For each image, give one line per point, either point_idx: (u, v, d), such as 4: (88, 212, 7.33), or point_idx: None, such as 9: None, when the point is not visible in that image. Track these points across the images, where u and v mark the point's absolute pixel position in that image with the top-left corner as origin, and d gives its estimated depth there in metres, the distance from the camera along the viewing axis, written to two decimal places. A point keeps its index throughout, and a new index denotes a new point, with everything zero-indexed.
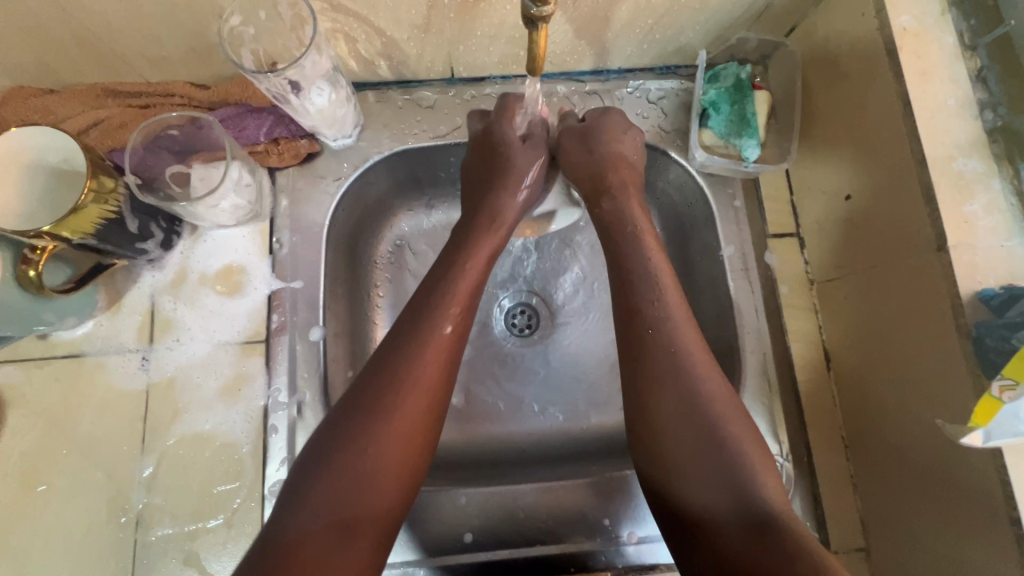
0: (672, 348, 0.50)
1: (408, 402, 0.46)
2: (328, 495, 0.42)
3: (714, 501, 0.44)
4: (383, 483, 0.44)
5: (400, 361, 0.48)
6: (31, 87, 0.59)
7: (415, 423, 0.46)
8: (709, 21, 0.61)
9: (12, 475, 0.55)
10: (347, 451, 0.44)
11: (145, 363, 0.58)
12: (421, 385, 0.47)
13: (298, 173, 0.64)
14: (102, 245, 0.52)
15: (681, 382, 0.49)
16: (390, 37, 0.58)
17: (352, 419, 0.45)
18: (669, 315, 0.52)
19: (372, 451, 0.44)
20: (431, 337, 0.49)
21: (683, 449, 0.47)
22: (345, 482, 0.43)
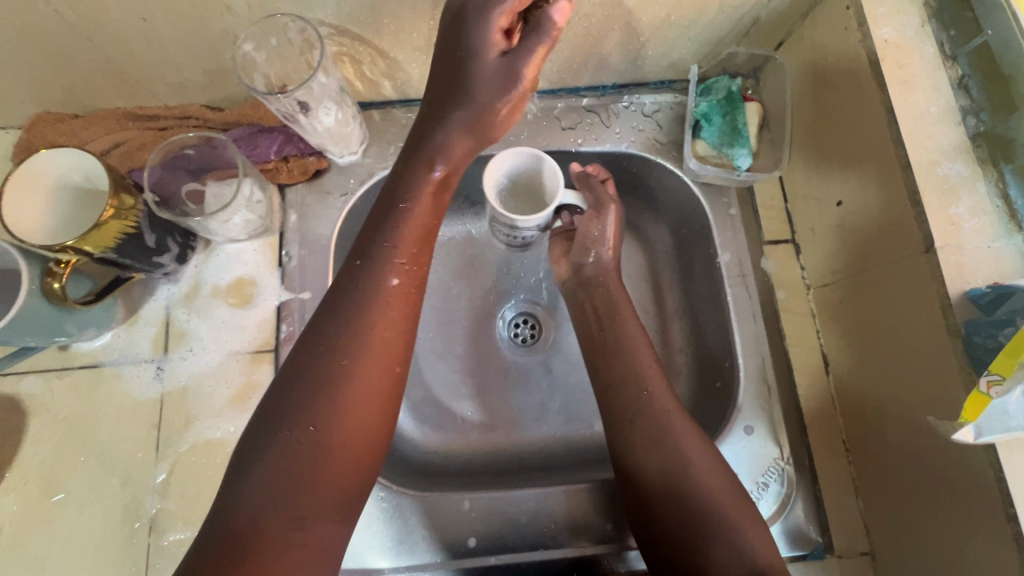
0: (645, 389, 0.56)
1: (368, 388, 0.43)
2: (259, 505, 0.39)
3: (675, 514, 0.50)
4: (330, 487, 0.41)
5: (348, 346, 0.43)
6: (56, 110, 0.63)
7: (360, 422, 0.43)
8: (699, 37, 0.63)
9: (31, 481, 0.56)
10: (287, 455, 0.40)
11: (159, 373, 0.60)
12: (361, 378, 0.43)
13: (307, 188, 0.66)
14: (121, 258, 0.54)
15: (653, 418, 0.55)
16: (394, 59, 0.61)
17: (293, 414, 0.41)
18: (633, 359, 0.59)
19: (320, 446, 0.41)
20: (371, 320, 0.44)
21: (660, 478, 0.52)
22: (293, 480, 0.40)
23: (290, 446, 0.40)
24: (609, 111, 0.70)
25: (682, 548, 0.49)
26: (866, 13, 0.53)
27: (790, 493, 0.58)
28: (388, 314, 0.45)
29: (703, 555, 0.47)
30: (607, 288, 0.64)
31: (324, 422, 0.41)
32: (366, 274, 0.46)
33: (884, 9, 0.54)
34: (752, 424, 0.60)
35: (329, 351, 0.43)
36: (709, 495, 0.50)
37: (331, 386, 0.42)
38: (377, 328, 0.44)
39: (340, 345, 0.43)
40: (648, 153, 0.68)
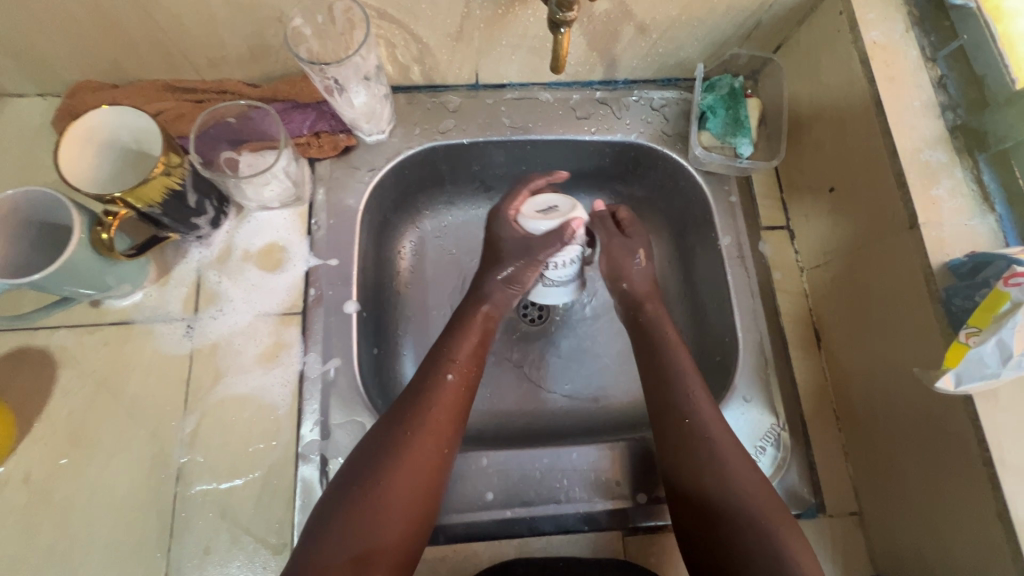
0: (688, 399, 0.58)
1: (432, 450, 0.53)
2: (346, 533, 0.48)
3: (701, 480, 0.54)
4: (400, 520, 0.50)
5: (415, 421, 0.54)
6: (97, 79, 0.66)
7: (427, 469, 0.52)
8: (706, 37, 0.69)
9: (61, 431, 0.58)
10: (368, 488, 0.50)
11: (190, 331, 0.62)
12: (431, 434, 0.54)
13: (335, 163, 0.70)
14: (164, 216, 0.57)
15: (696, 436, 0.56)
16: (426, 43, 0.65)
17: (372, 463, 0.51)
18: (682, 367, 0.61)
19: (391, 485, 0.50)
20: (438, 391, 0.56)
21: (700, 473, 0.54)
22: (366, 509, 0.49)
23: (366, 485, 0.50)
24: (620, 103, 0.75)
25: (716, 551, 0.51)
26: (858, 19, 0.60)
27: (786, 457, 0.62)
28: (450, 384, 0.57)
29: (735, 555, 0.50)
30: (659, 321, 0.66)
31: (388, 475, 0.51)
32: (439, 354, 0.60)
33: (873, 15, 0.60)
34: (751, 392, 0.65)
35: (401, 415, 0.55)
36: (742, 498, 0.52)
37: (403, 440, 0.52)
38: (441, 407, 0.55)
39: (412, 419, 0.54)
40: (655, 144, 0.74)
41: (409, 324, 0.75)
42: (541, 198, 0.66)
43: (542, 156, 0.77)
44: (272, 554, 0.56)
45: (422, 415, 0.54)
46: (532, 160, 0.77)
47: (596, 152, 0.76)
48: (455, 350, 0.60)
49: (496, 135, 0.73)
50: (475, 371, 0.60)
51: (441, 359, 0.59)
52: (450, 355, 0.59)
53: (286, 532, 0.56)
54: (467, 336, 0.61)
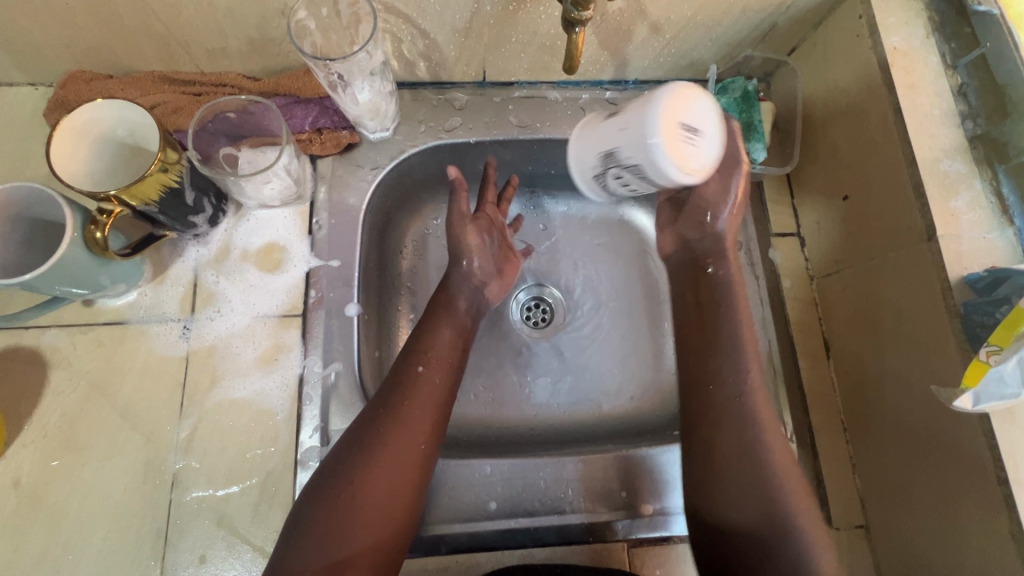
0: (737, 380, 0.56)
1: (407, 443, 0.52)
2: (320, 536, 0.47)
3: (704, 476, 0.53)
4: (377, 518, 0.49)
5: (386, 416, 0.52)
6: (91, 70, 0.63)
7: (405, 465, 0.51)
8: (721, 38, 0.67)
9: (52, 435, 0.56)
10: (342, 488, 0.49)
11: (186, 332, 0.60)
12: (403, 427, 0.52)
13: (337, 161, 0.68)
14: (160, 214, 0.55)
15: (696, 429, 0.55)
16: (434, 39, 0.63)
17: (343, 462, 0.50)
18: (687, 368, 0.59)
19: (363, 484, 0.49)
20: (409, 382, 0.55)
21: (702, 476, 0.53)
22: (338, 509, 0.48)
23: (336, 484, 0.49)
24: (630, 104, 0.73)
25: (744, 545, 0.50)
26: (878, 23, 0.58)
27: None
28: (420, 375, 0.56)
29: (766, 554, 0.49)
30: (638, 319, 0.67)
31: (359, 474, 0.49)
32: (410, 347, 0.59)
33: (894, 20, 0.59)
34: None
35: (371, 410, 0.53)
36: (779, 489, 0.50)
37: (373, 437, 0.51)
38: (413, 400, 0.54)
39: (383, 413, 0.53)
40: None
41: (411, 326, 0.74)
42: (693, 107, 0.47)
43: (549, 157, 0.75)
44: None
45: (394, 412, 0.53)
46: (538, 160, 0.76)
47: None
48: (427, 342, 0.59)
49: (503, 134, 0.71)
50: (449, 361, 0.59)
51: (412, 352, 0.58)
52: (420, 347, 0.58)
53: None
54: (442, 327, 0.61)
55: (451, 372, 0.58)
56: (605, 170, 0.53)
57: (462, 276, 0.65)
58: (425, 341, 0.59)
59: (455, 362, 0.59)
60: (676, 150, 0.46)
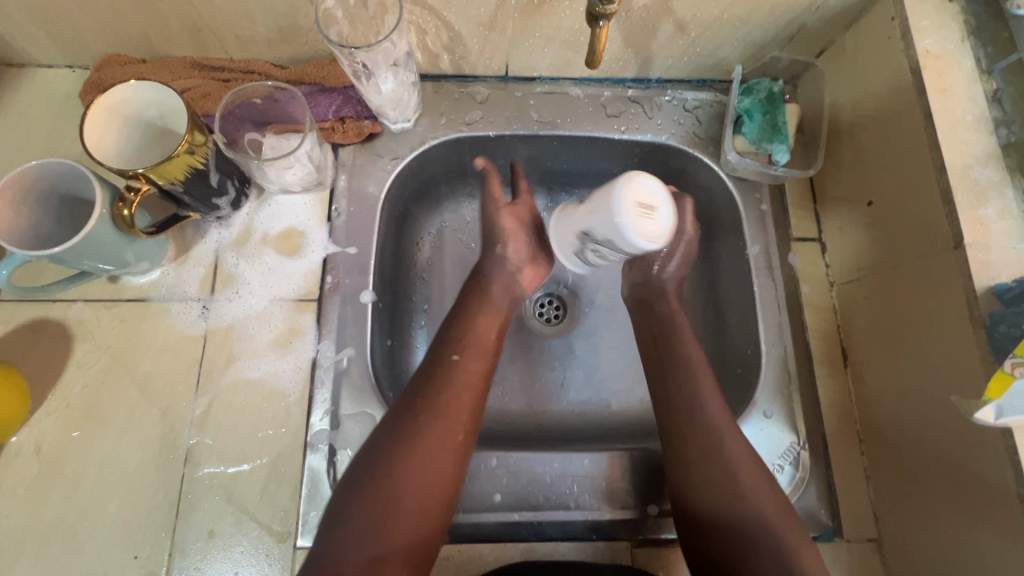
0: (705, 404, 0.57)
1: (445, 434, 0.52)
2: (360, 526, 0.48)
3: (710, 479, 0.53)
4: (417, 508, 0.49)
5: (424, 405, 0.53)
6: (125, 54, 0.65)
7: (444, 454, 0.52)
8: (747, 38, 0.66)
9: (73, 405, 0.58)
10: (380, 477, 0.50)
11: (205, 312, 0.62)
12: (440, 417, 0.53)
13: (358, 150, 0.69)
14: (184, 194, 0.57)
15: (703, 431, 0.55)
16: (457, 32, 0.64)
17: (382, 451, 0.51)
18: (692, 372, 0.60)
19: (402, 474, 0.50)
20: (446, 372, 0.56)
21: (697, 471, 0.54)
22: (378, 500, 0.49)
23: (375, 474, 0.50)
24: (652, 103, 0.73)
25: (723, 561, 0.50)
26: (911, 25, 0.57)
27: (804, 477, 0.61)
28: (455, 362, 0.57)
29: (747, 564, 0.49)
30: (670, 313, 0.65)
31: (398, 463, 0.50)
32: (446, 336, 0.59)
33: (928, 22, 0.57)
34: (771, 408, 0.63)
35: (409, 399, 0.54)
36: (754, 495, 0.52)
37: (410, 428, 0.52)
38: (450, 389, 0.55)
39: (420, 403, 0.54)
40: (686, 146, 0.72)
41: (424, 317, 0.74)
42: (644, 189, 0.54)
43: (568, 153, 0.75)
44: (276, 542, 0.55)
45: (430, 400, 0.54)
46: (557, 156, 0.76)
47: (624, 152, 0.74)
48: (463, 332, 0.59)
49: (523, 129, 0.72)
50: (484, 350, 0.59)
51: (446, 341, 0.59)
52: (456, 338, 0.59)
53: (291, 520, 0.56)
54: (480, 319, 0.61)
55: (487, 361, 0.59)
56: (585, 247, 0.63)
57: (497, 260, 0.66)
58: (460, 330, 0.60)
59: (490, 350, 0.60)
60: (639, 222, 0.53)
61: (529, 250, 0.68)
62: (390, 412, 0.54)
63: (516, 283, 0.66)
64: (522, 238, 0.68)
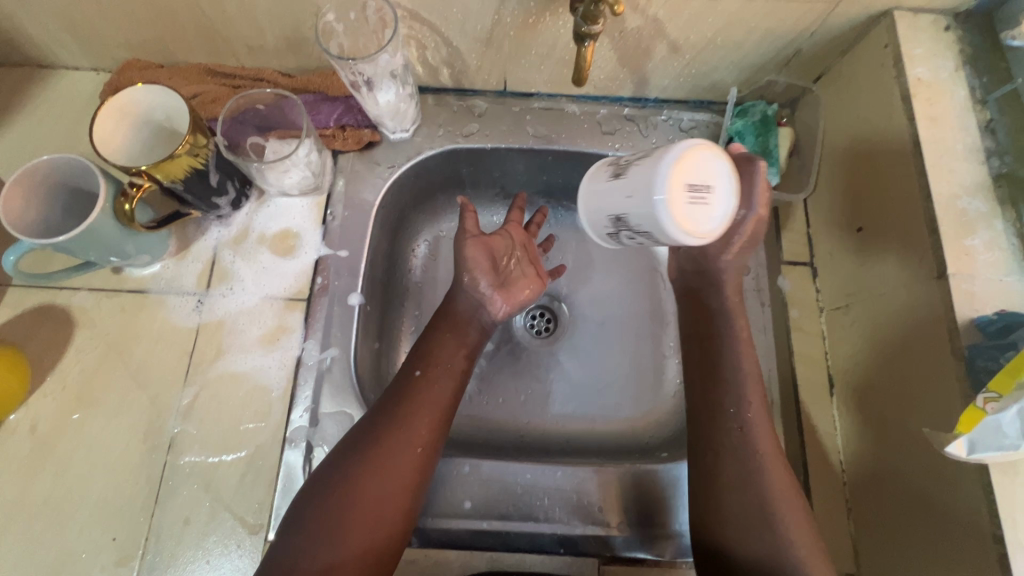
0: (737, 427, 0.55)
1: (401, 449, 0.53)
2: (314, 535, 0.48)
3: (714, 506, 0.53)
4: (371, 524, 0.50)
5: (383, 418, 0.54)
6: (144, 59, 0.69)
7: (403, 469, 0.52)
8: (743, 62, 0.67)
9: (69, 387, 0.61)
10: (336, 488, 0.51)
11: (199, 306, 0.64)
12: (399, 432, 0.53)
13: (357, 157, 0.71)
14: (185, 192, 0.60)
15: (717, 452, 0.55)
16: (456, 47, 0.66)
17: (339, 465, 0.52)
18: (708, 394, 0.59)
19: (355, 489, 0.50)
20: (407, 386, 0.57)
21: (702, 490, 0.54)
22: (329, 514, 0.49)
23: (327, 487, 0.51)
24: (648, 121, 0.74)
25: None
26: (903, 53, 0.57)
27: None
28: (416, 377, 0.58)
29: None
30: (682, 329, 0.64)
31: (354, 476, 0.51)
32: (414, 353, 0.60)
33: (921, 51, 0.57)
34: None
35: (371, 413, 0.55)
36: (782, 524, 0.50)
37: (367, 442, 0.53)
38: (409, 402, 0.55)
39: (379, 417, 0.55)
40: None
41: (415, 322, 0.76)
42: (699, 167, 0.47)
43: (564, 168, 0.76)
44: (247, 533, 0.56)
45: (390, 414, 0.54)
46: (553, 170, 0.77)
47: None
48: (430, 347, 0.60)
49: (518, 142, 0.73)
50: (451, 367, 0.60)
51: (413, 357, 0.60)
52: (421, 352, 0.60)
53: (264, 513, 0.57)
54: (447, 335, 0.61)
55: (454, 376, 0.59)
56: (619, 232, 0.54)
57: (465, 289, 0.64)
58: (424, 347, 0.60)
59: (458, 367, 0.60)
60: (682, 206, 0.46)
61: (499, 277, 0.65)
62: (351, 427, 0.55)
63: (489, 315, 0.64)
64: (489, 267, 0.64)
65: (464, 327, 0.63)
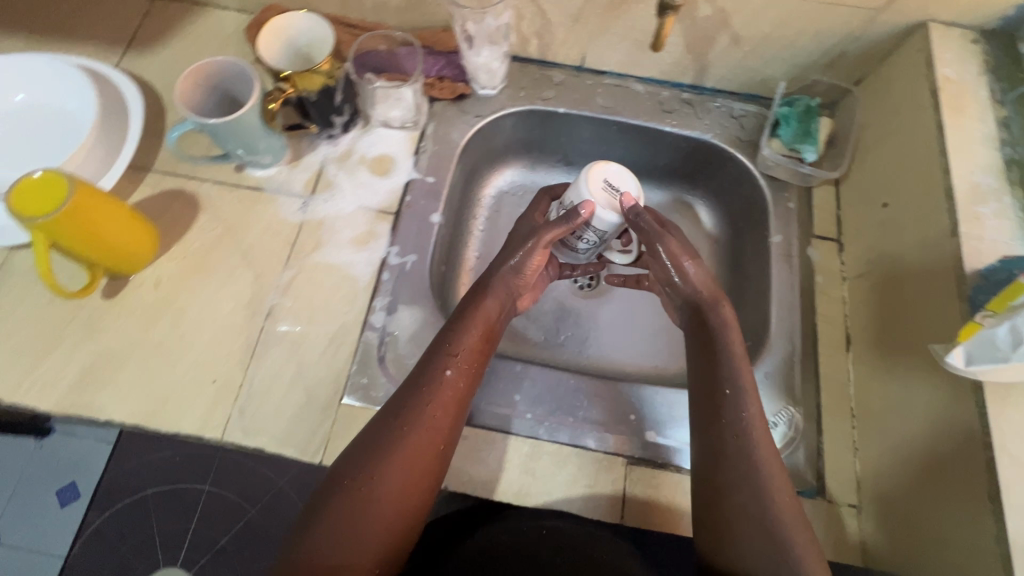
0: (755, 434, 0.56)
1: (423, 447, 0.54)
2: (335, 527, 0.49)
3: (735, 512, 0.53)
4: (389, 517, 0.51)
5: (409, 415, 0.55)
6: (284, 5, 0.83)
7: (423, 467, 0.53)
8: (793, 59, 0.77)
9: (190, 256, 0.71)
10: (357, 484, 0.51)
11: (304, 206, 0.75)
12: (424, 430, 0.54)
13: (449, 105, 0.83)
14: (314, 105, 0.71)
15: (743, 455, 0.55)
16: (549, 20, 0.78)
17: (363, 458, 0.52)
18: (745, 397, 0.58)
19: (377, 484, 0.51)
20: (436, 384, 0.57)
21: (729, 489, 0.54)
22: (349, 509, 0.50)
23: (350, 480, 0.51)
24: (703, 106, 0.84)
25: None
26: (934, 57, 0.67)
27: (795, 436, 0.66)
28: (445, 377, 0.58)
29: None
30: (707, 315, 0.65)
31: (376, 471, 0.52)
32: (439, 350, 0.60)
33: (951, 56, 0.67)
34: (772, 372, 0.69)
35: (394, 410, 0.55)
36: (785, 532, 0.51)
37: (390, 442, 0.53)
38: (435, 402, 0.56)
39: (404, 413, 0.55)
40: (728, 145, 0.82)
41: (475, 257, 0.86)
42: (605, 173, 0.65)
43: (623, 139, 0.87)
44: (326, 393, 0.65)
45: (414, 412, 0.55)
46: (613, 141, 0.87)
47: (673, 145, 0.85)
48: (457, 344, 0.60)
49: (588, 110, 0.84)
50: (475, 367, 0.60)
51: (439, 355, 0.59)
52: (450, 351, 0.60)
53: (342, 379, 0.66)
54: (472, 333, 0.61)
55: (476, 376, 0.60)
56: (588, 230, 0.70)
57: (513, 273, 0.67)
58: (451, 346, 0.60)
59: (481, 368, 0.61)
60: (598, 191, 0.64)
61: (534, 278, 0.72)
62: (373, 424, 0.55)
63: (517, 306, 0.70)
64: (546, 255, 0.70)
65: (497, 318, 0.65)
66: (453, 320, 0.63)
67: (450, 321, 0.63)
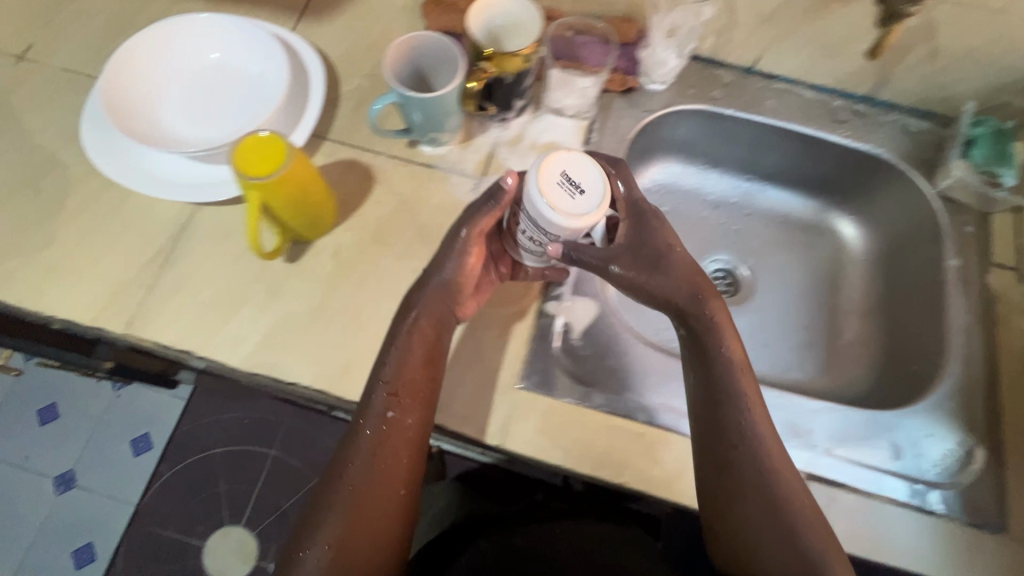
0: (749, 467, 0.57)
1: (381, 492, 0.55)
2: None
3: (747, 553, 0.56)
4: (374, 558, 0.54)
5: (358, 463, 0.56)
6: None
7: (389, 513, 0.55)
8: (988, 78, 0.75)
9: (366, 227, 0.71)
10: (346, 540, 0.53)
11: (476, 187, 0.75)
12: (383, 478, 0.56)
13: (616, 97, 0.82)
14: (503, 86, 0.72)
15: (742, 472, 0.57)
16: (737, 19, 0.76)
17: (346, 508, 0.54)
18: (762, 426, 0.58)
19: (344, 536, 0.54)
20: (377, 423, 0.57)
21: (747, 523, 0.56)
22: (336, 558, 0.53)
23: (339, 532, 0.54)
24: (875, 120, 0.82)
25: None
26: None
27: (976, 469, 0.64)
28: (388, 419, 0.57)
29: None
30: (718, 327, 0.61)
31: (346, 522, 0.54)
32: (379, 385, 0.59)
33: None
34: (950, 399, 0.67)
35: (354, 460, 0.56)
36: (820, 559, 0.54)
37: (345, 499, 0.55)
38: (381, 450, 0.56)
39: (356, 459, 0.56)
40: (900, 163, 0.79)
41: None
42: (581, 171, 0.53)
43: (784, 147, 0.85)
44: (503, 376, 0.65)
45: (370, 462, 0.56)
46: (773, 148, 0.86)
47: (837, 157, 0.83)
48: (405, 378, 0.59)
49: (756, 114, 0.82)
50: (423, 399, 0.59)
51: (374, 392, 0.58)
52: (376, 380, 0.59)
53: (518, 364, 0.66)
54: (416, 366, 0.59)
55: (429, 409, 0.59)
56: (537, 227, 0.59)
57: (445, 278, 0.62)
58: (391, 385, 0.58)
59: (427, 391, 0.60)
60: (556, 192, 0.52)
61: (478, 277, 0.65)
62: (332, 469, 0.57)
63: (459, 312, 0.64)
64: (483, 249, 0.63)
65: (433, 328, 0.61)
66: (389, 341, 0.61)
67: (407, 341, 0.60)
